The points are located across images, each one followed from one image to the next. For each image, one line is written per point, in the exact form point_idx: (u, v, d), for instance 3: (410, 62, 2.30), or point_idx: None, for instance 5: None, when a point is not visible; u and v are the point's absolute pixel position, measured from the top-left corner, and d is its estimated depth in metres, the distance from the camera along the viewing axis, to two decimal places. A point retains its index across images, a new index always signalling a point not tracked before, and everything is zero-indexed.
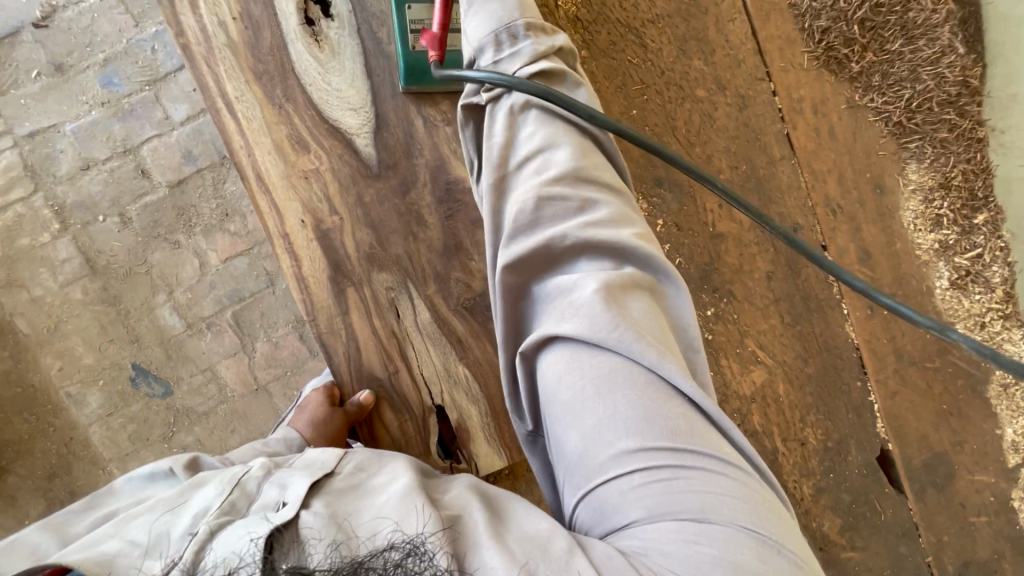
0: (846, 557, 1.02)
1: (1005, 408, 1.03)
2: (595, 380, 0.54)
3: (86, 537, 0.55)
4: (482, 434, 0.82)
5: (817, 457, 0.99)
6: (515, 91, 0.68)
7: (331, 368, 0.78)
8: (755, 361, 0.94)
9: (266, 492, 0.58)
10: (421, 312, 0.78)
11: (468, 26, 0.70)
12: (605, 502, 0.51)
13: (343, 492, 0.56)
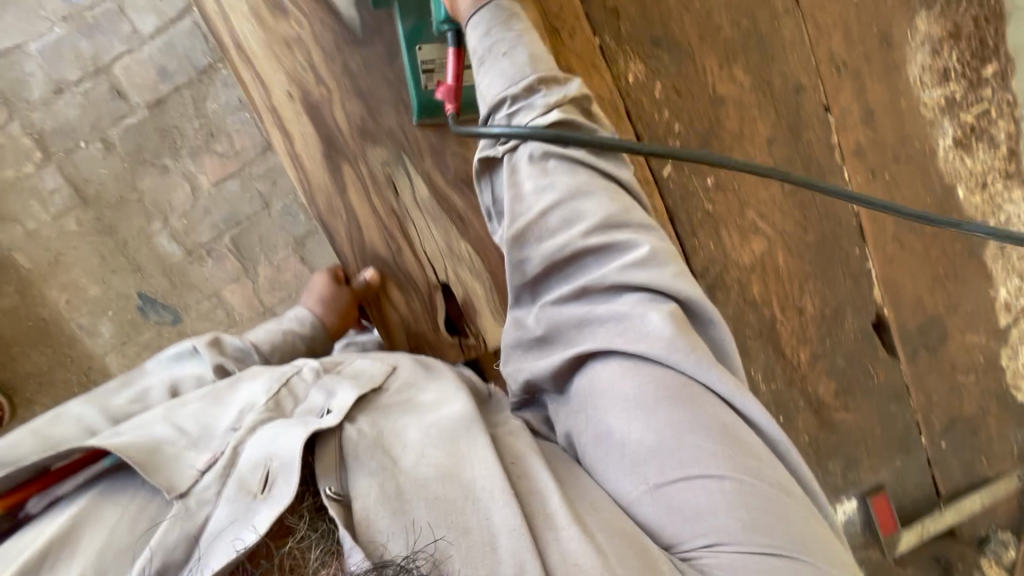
0: (838, 418, 1.08)
1: (999, 268, 1.05)
2: (665, 399, 0.57)
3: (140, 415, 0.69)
4: (489, 311, 0.83)
5: (815, 325, 1.01)
6: (530, 140, 0.65)
7: (335, 249, 0.78)
8: (754, 231, 0.94)
9: (314, 396, 0.70)
10: (420, 188, 0.77)
11: (478, 78, 0.66)
12: (674, 506, 0.55)
13: (391, 403, 0.69)
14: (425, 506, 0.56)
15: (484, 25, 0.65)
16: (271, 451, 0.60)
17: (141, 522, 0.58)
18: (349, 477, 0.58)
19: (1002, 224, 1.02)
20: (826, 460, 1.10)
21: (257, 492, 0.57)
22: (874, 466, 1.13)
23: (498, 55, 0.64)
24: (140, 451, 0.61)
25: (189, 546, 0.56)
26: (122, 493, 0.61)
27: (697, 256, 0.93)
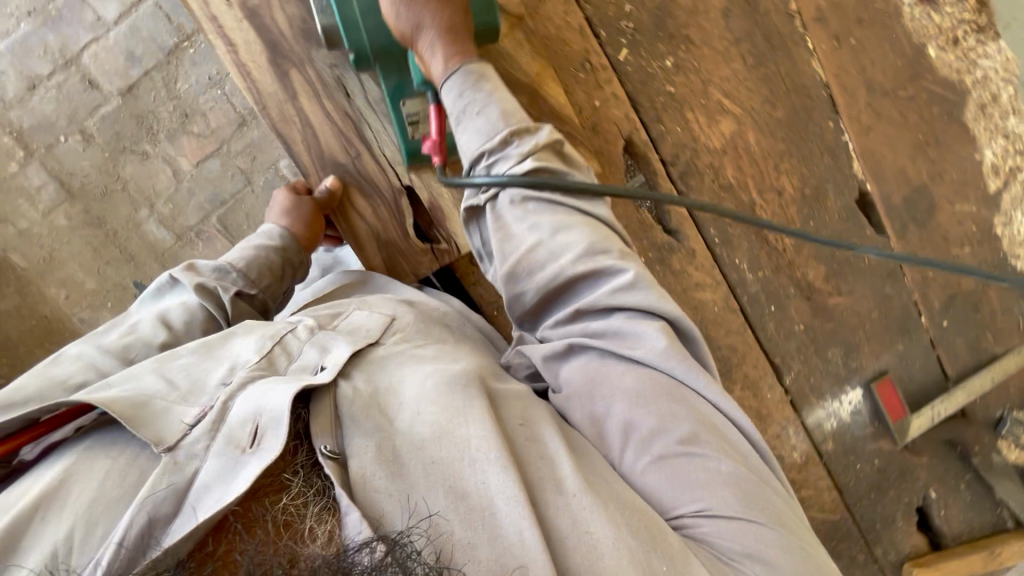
0: (833, 304, 1.06)
1: (983, 130, 1.02)
2: (660, 398, 0.64)
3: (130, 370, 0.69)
4: (456, 212, 0.82)
5: (796, 207, 0.99)
6: (509, 188, 0.67)
7: (293, 159, 0.79)
8: (721, 112, 0.92)
9: (308, 352, 0.71)
10: (371, 87, 0.76)
11: (458, 139, 0.70)
12: (673, 479, 0.61)
13: (386, 361, 0.70)
14: (421, 469, 0.58)
15: (456, 83, 0.68)
16: (259, 405, 0.60)
17: (131, 477, 0.58)
18: (347, 436, 0.60)
19: (978, 80, 1.00)
20: (825, 349, 1.08)
21: (247, 446, 0.57)
22: (876, 352, 1.10)
23: (472, 113, 0.68)
24: (130, 406, 0.61)
25: (177, 501, 0.54)
26: (113, 445, 0.61)
27: (665, 143, 0.92)
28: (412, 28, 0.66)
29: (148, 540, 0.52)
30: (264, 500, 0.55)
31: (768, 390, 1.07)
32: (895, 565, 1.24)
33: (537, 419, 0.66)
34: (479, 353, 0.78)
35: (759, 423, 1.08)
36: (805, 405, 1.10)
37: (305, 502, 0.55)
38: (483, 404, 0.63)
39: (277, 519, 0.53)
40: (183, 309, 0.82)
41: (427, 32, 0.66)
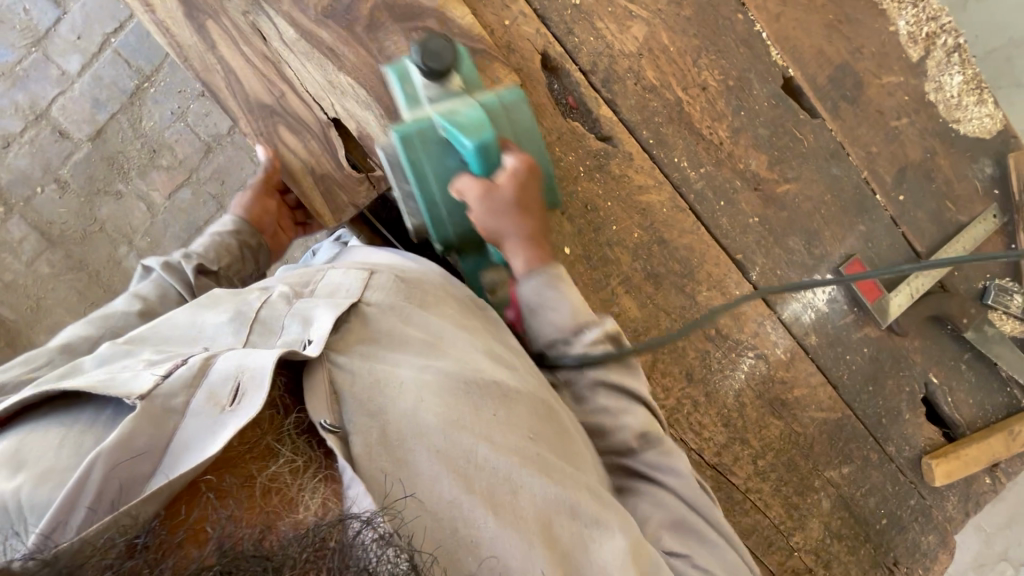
0: (782, 193, 1.07)
1: (890, 1, 1.06)
2: (681, 510, 0.74)
3: (98, 351, 0.63)
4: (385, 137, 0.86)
5: (724, 99, 1.02)
6: (586, 369, 0.79)
7: (219, 104, 0.83)
8: (629, 17, 0.96)
9: (290, 326, 0.67)
10: (284, 28, 0.82)
11: (531, 323, 0.80)
12: (678, 551, 0.71)
13: (377, 336, 0.69)
14: (426, 460, 0.59)
15: (538, 282, 0.79)
16: (241, 363, 0.57)
17: (90, 442, 0.51)
18: (347, 415, 0.60)
19: None
20: (784, 239, 1.08)
21: (226, 404, 0.54)
22: (838, 236, 1.10)
23: (545, 306, 0.79)
24: (91, 380, 0.54)
25: (152, 460, 0.50)
26: (65, 416, 0.53)
27: (582, 53, 0.95)
28: (501, 234, 0.78)
29: (118, 499, 0.48)
30: (245, 463, 0.52)
31: (737, 288, 1.06)
32: (914, 461, 1.19)
33: (536, 422, 0.68)
34: (471, 328, 0.76)
35: (733, 323, 1.07)
36: (777, 300, 1.09)
37: (299, 466, 0.54)
38: (490, 406, 0.65)
39: (260, 480, 0.51)
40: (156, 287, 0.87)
41: (514, 242, 0.79)
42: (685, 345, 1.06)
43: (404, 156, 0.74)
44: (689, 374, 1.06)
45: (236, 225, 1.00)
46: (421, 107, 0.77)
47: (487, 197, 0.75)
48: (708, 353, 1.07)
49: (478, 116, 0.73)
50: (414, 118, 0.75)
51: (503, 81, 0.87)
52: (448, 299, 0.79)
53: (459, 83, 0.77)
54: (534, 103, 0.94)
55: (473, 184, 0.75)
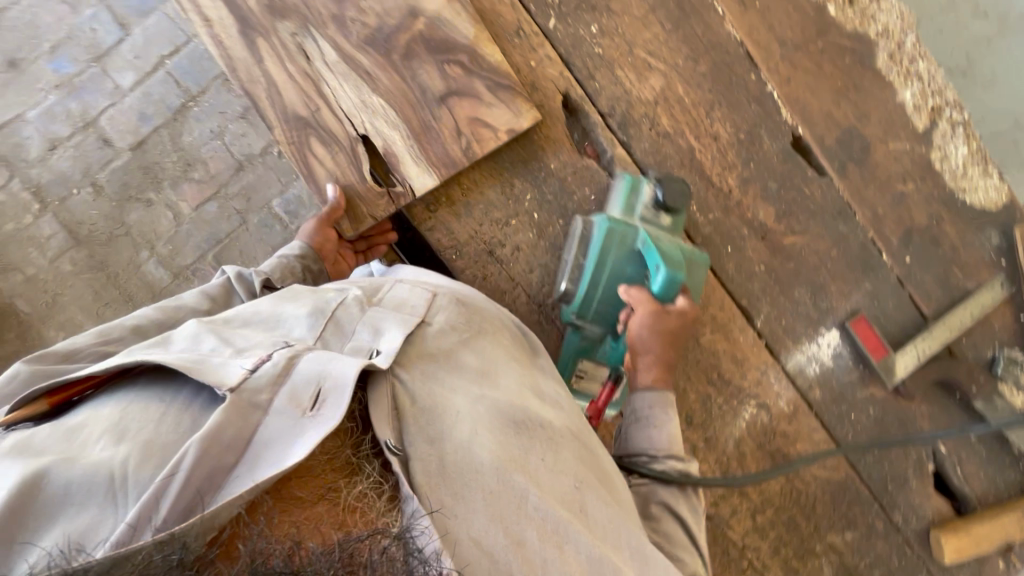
0: (789, 244, 1.09)
1: (897, 74, 1.11)
2: None
3: (184, 328, 0.63)
4: (408, 156, 0.91)
5: (734, 150, 1.06)
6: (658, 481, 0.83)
7: (259, 113, 0.88)
8: (648, 68, 1.03)
9: (362, 333, 0.67)
10: (327, 50, 0.89)
11: (631, 431, 0.88)
12: None
13: (436, 354, 0.69)
14: (482, 499, 0.58)
15: (651, 398, 0.88)
16: (325, 368, 0.57)
17: (185, 423, 0.52)
18: (409, 439, 0.59)
19: (881, 31, 1.11)
20: (790, 290, 1.09)
21: (307, 409, 0.54)
22: (845, 291, 1.11)
23: (649, 422, 0.87)
24: (186, 360, 0.55)
25: (236, 453, 0.50)
26: (162, 394, 0.55)
27: (601, 96, 1.01)
28: (639, 343, 0.88)
29: (203, 489, 0.48)
30: (332, 476, 0.53)
31: (741, 333, 1.07)
32: (922, 533, 1.13)
33: (581, 466, 0.67)
34: (519, 360, 0.76)
35: (737, 369, 1.07)
36: (782, 350, 1.09)
37: (383, 489, 0.54)
38: (538, 450, 0.65)
39: (348, 499, 0.51)
40: (221, 293, 0.85)
41: (649, 358, 0.90)
42: (687, 388, 1.05)
43: (600, 239, 0.90)
44: (689, 417, 1.05)
45: (303, 252, 0.97)
46: (632, 217, 0.94)
47: (651, 312, 0.87)
48: (709, 398, 1.06)
49: (674, 254, 0.89)
50: (623, 221, 0.91)
51: (524, 114, 0.93)
52: (501, 329, 0.79)
53: (668, 221, 0.94)
54: (553, 138, 0.99)
55: (641, 294, 0.89)
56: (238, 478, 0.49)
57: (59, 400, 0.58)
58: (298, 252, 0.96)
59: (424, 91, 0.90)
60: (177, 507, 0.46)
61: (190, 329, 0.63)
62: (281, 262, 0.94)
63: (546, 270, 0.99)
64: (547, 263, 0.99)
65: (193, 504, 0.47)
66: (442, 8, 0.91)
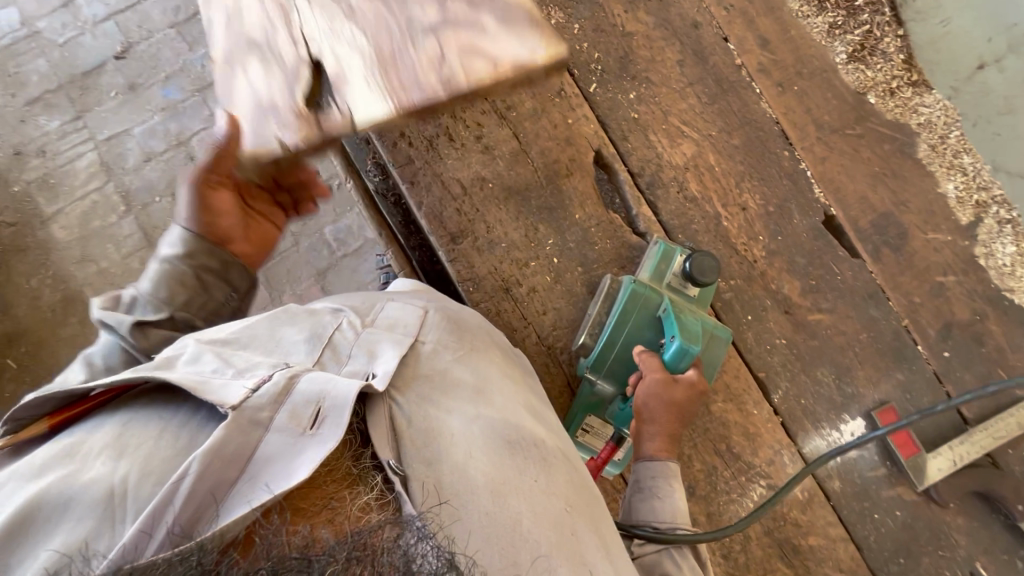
0: (814, 320, 1.06)
1: (940, 167, 1.10)
2: None
3: (177, 348, 0.63)
4: (363, 81, 0.66)
5: (762, 221, 1.07)
6: (666, 544, 0.79)
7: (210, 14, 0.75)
8: (681, 136, 1.07)
9: (359, 357, 0.68)
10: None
11: (635, 500, 0.84)
12: None
13: (431, 374, 0.69)
14: (477, 520, 0.57)
15: (655, 468, 0.85)
16: (325, 388, 0.56)
17: (185, 437, 0.53)
18: (407, 461, 0.58)
19: (923, 123, 1.11)
20: (812, 368, 1.05)
21: (307, 427, 0.53)
22: (873, 378, 1.06)
23: (654, 492, 0.83)
24: (189, 379, 0.55)
25: (239, 468, 0.49)
26: (164, 412, 0.55)
27: (632, 157, 1.06)
28: (643, 408, 0.86)
29: (211, 498, 0.47)
30: (334, 487, 0.51)
31: (754, 407, 1.03)
32: None
33: (575, 492, 0.66)
34: (511, 382, 0.77)
35: (748, 444, 1.02)
36: (799, 431, 1.04)
37: (386, 501, 0.52)
38: (532, 471, 0.63)
39: (354, 509, 0.50)
40: (107, 348, 0.74)
41: (653, 428, 0.86)
42: (692, 456, 1.01)
43: (625, 299, 0.93)
44: (692, 488, 1.01)
45: (186, 248, 0.80)
46: (660, 284, 0.97)
47: (660, 379, 0.86)
48: (716, 470, 1.01)
49: (694, 326, 0.90)
50: (651, 286, 0.94)
51: (546, 50, 0.63)
52: (491, 348, 0.80)
53: (696, 292, 0.96)
54: (580, 190, 1.04)
55: (653, 360, 0.89)
56: (241, 494, 0.47)
57: (58, 423, 0.58)
58: (179, 253, 0.80)
59: (411, 18, 0.64)
60: (183, 516, 0.45)
61: (183, 349, 0.62)
62: (159, 271, 0.78)
63: (559, 314, 1.01)
64: (561, 307, 1.01)
65: (197, 518, 0.45)
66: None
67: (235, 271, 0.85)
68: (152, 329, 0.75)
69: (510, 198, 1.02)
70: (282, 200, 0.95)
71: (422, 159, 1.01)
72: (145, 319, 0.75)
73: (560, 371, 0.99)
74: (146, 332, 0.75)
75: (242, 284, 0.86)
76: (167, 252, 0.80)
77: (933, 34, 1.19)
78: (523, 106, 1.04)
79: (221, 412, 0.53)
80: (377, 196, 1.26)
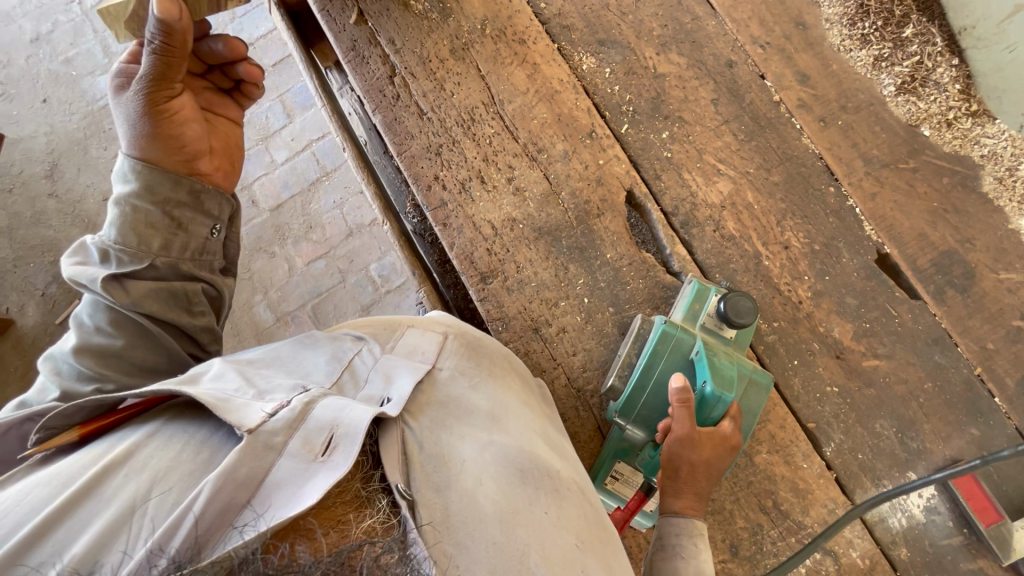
0: (870, 367, 0.98)
1: (1010, 201, 1.01)
2: None
3: (206, 366, 0.69)
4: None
5: (807, 260, 1.02)
6: None
7: None
8: (717, 174, 1.05)
9: (373, 382, 0.72)
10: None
11: (657, 561, 0.78)
12: None
13: (445, 401, 0.72)
14: (484, 549, 0.58)
15: (679, 526, 0.80)
16: (338, 415, 0.59)
17: (203, 454, 0.57)
18: (415, 485, 0.61)
19: (987, 156, 1.03)
20: (870, 420, 0.96)
21: (318, 453, 0.56)
22: (942, 434, 0.95)
23: (677, 552, 0.78)
24: (213, 397, 0.59)
25: (249, 492, 0.53)
26: (185, 429, 0.60)
27: (665, 196, 1.05)
28: (670, 459, 0.82)
29: (216, 525, 0.51)
30: (342, 509, 0.55)
31: (805, 461, 0.95)
32: None
33: (584, 526, 0.66)
34: (528, 409, 0.78)
35: (798, 501, 0.94)
36: (856, 489, 0.95)
37: (391, 525, 0.55)
38: (543, 503, 0.64)
39: (356, 531, 0.53)
40: (91, 306, 0.79)
41: (678, 482, 0.82)
42: (734, 512, 0.94)
43: (655, 341, 0.91)
44: (734, 548, 0.93)
45: (140, 183, 0.82)
46: (693, 325, 0.95)
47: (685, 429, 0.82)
48: (762, 529, 0.94)
49: (728, 371, 0.86)
50: (682, 328, 0.92)
51: None
52: (509, 374, 0.82)
53: (732, 334, 0.94)
54: (612, 229, 1.03)
55: None
56: (249, 519, 0.51)
57: (87, 432, 0.64)
58: (131, 190, 0.81)
59: None
60: (186, 540, 0.49)
61: (210, 367, 0.69)
62: (118, 215, 0.81)
63: (590, 355, 0.99)
64: (592, 348, 0.99)
65: (203, 543, 0.49)
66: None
67: (205, 199, 0.86)
68: (128, 281, 0.79)
69: (541, 238, 1.03)
70: (213, 81, 0.91)
71: (455, 202, 1.04)
72: (120, 272, 0.78)
73: (590, 416, 0.98)
74: (124, 287, 0.78)
75: (216, 210, 0.88)
76: (121, 192, 0.82)
77: (994, 64, 1.04)
78: (554, 148, 1.06)
79: (238, 433, 0.57)
80: (415, 236, 1.31)
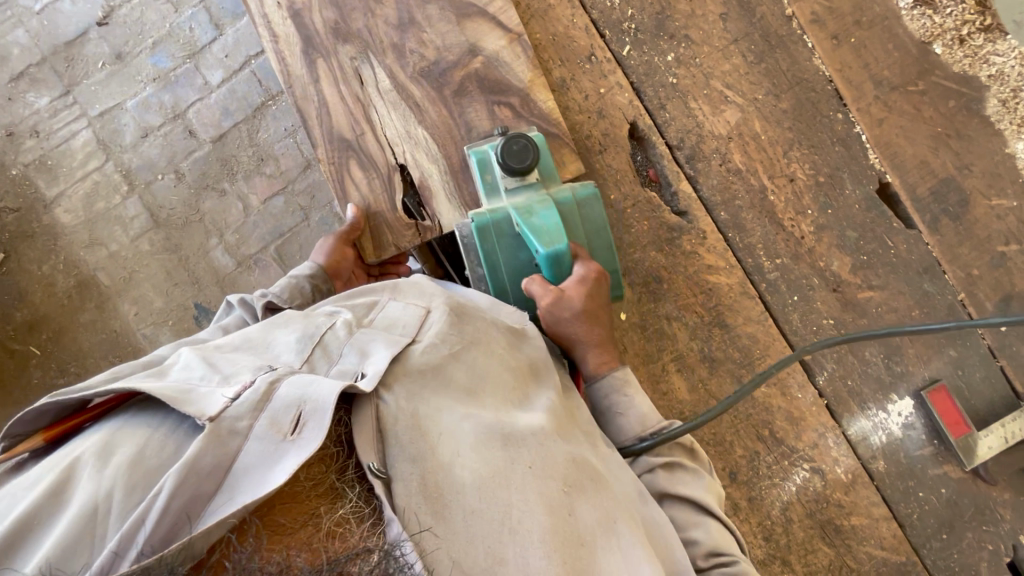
0: (864, 298, 0.99)
1: (1011, 124, 0.99)
2: None
3: (177, 357, 0.63)
4: None
5: (811, 194, 0.99)
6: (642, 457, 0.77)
7: None
8: (724, 102, 0.98)
9: (347, 358, 0.65)
10: (383, 79, 0.91)
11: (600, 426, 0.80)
12: None
13: (424, 369, 0.66)
14: (465, 516, 0.57)
15: (607, 387, 0.80)
16: (305, 392, 0.54)
17: (170, 447, 0.51)
18: (391, 460, 0.58)
19: (994, 75, 0.99)
20: (860, 348, 1.01)
21: (287, 433, 0.52)
22: (923, 357, 1.01)
23: (618, 411, 0.79)
24: (171, 389, 0.54)
25: (215, 483, 0.49)
26: (150, 421, 0.54)
27: (670, 128, 0.98)
28: (560, 333, 0.80)
29: (186, 516, 0.47)
30: (315, 501, 0.51)
31: (799, 391, 1.00)
32: None
33: (573, 470, 0.64)
34: (510, 373, 0.72)
35: (792, 428, 1.00)
36: (844, 413, 1.01)
37: (364, 515, 0.52)
38: (524, 458, 0.62)
39: (328, 523, 0.50)
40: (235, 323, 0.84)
41: (582, 350, 0.81)
42: (733, 442, 0.99)
43: (478, 243, 0.82)
44: (733, 474, 0.99)
45: None
46: (498, 196, 0.85)
47: (551, 301, 0.78)
48: (758, 455, 0.99)
49: (546, 220, 0.79)
50: (491, 210, 0.83)
51: None
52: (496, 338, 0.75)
53: (535, 176, 0.84)
54: (615, 167, 0.97)
55: (539, 281, 0.80)
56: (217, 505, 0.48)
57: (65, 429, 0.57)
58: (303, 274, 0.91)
59: None
60: (155, 533, 0.45)
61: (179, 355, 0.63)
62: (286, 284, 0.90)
63: None
64: None
65: (171, 536, 0.46)
66: (502, 48, 0.92)
67: None
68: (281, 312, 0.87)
69: None
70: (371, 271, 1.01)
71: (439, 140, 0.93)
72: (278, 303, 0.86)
73: None
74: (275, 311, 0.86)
75: None
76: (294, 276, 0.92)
77: None
78: (551, 76, 0.96)
79: (199, 422, 0.52)
80: None
